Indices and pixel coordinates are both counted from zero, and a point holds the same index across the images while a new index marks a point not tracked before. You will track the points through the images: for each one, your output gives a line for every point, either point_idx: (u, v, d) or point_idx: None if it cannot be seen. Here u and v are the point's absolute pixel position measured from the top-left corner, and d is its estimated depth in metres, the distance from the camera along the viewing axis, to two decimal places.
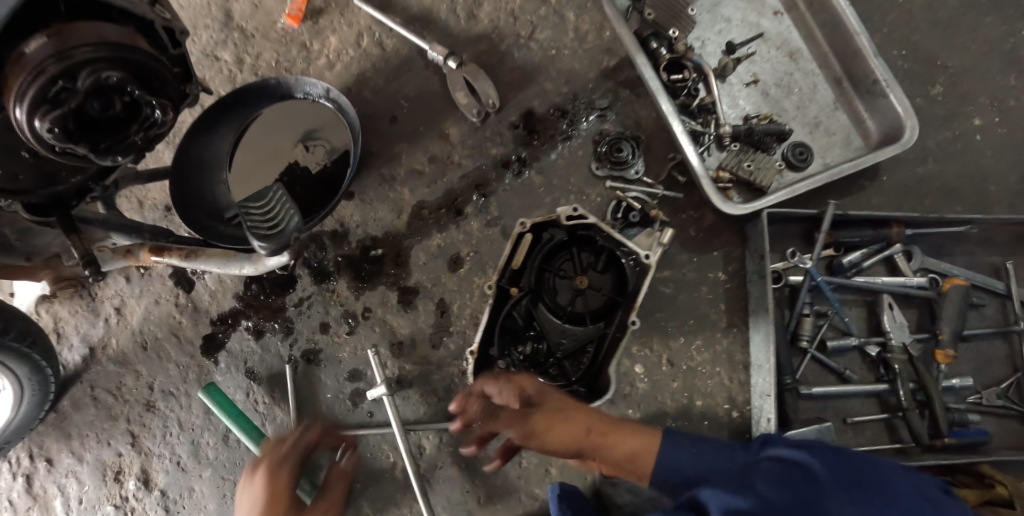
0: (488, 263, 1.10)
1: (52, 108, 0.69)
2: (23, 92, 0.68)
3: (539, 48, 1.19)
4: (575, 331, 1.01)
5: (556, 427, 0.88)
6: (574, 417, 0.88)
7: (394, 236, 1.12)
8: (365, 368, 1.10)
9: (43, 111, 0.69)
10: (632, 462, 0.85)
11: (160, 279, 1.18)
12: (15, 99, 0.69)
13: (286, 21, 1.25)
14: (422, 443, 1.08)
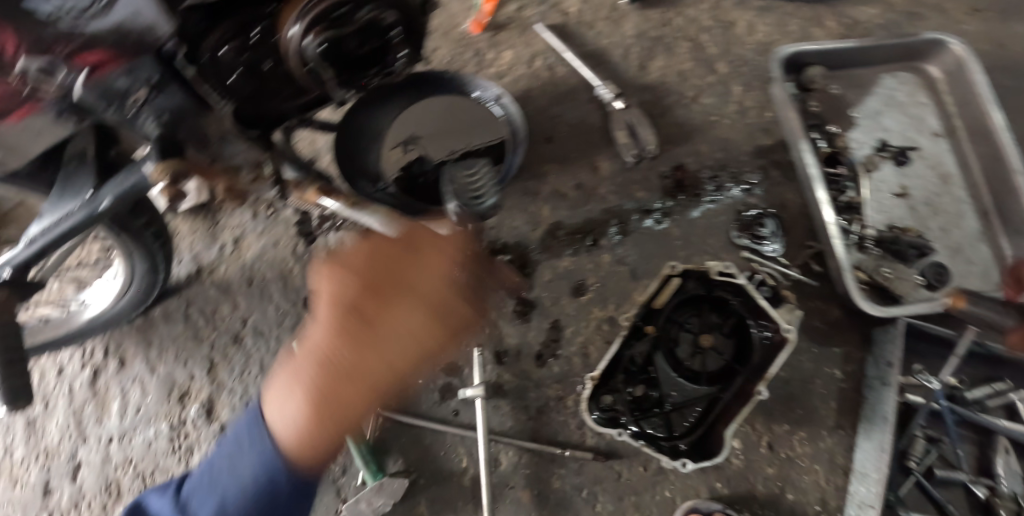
0: (610, 298, 1.09)
1: (330, 29, 0.62)
2: (312, 6, 0.62)
3: (701, 111, 1.21)
4: (687, 387, 0.99)
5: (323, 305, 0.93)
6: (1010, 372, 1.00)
7: (523, 246, 1.12)
8: (463, 366, 1.09)
9: (322, 28, 0.62)
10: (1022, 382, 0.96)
11: (285, 223, 1.22)
12: (296, 15, 0.62)
13: (469, 28, 1.30)
14: (499, 458, 1.05)
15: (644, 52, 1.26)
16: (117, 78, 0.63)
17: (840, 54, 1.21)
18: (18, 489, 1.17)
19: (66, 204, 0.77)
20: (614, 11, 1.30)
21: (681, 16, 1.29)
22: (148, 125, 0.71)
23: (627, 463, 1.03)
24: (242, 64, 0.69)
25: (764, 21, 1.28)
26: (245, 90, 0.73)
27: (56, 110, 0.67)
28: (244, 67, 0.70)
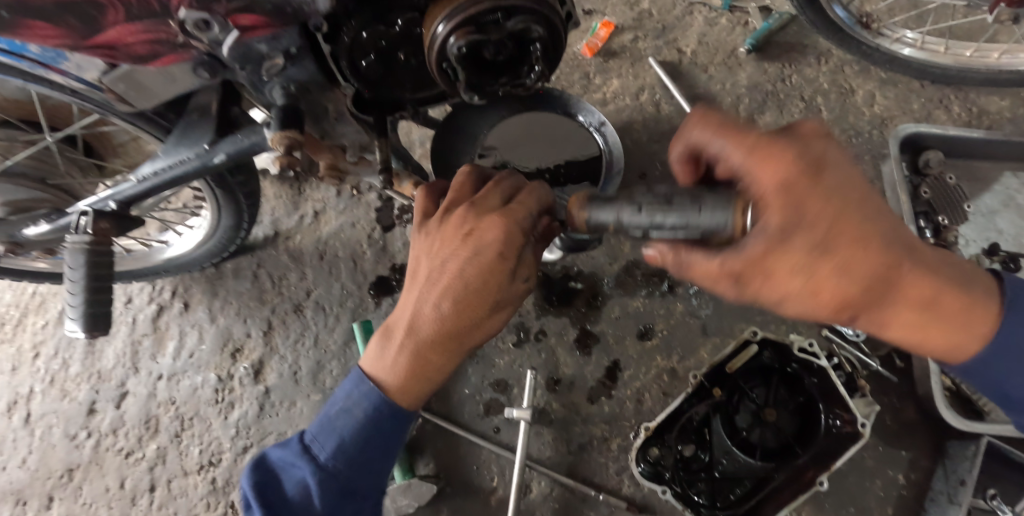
0: (676, 348, 1.06)
1: (476, 33, 0.62)
2: (462, 9, 0.61)
3: None
4: (739, 457, 0.95)
5: (456, 243, 0.65)
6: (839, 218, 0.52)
7: (596, 277, 1.10)
8: (513, 384, 1.07)
9: (467, 30, 0.62)
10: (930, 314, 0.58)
11: (366, 206, 1.23)
12: (444, 16, 0.62)
13: (580, 50, 1.27)
14: (530, 485, 1.02)
15: (755, 104, 1.21)
16: (259, 43, 0.64)
17: (964, 143, 1.13)
18: (66, 403, 1.20)
19: (180, 153, 0.80)
20: (731, 57, 1.24)
21: (801, 74, 1.23)
22: (274, 93, 0.73)
23: None
24: (376, 51, 0.69)
25: (887, 93, 1.22)
26: (372, 76, 0.73)
27: (193, 61, 0.68)
28: (377, 54, 0.70)
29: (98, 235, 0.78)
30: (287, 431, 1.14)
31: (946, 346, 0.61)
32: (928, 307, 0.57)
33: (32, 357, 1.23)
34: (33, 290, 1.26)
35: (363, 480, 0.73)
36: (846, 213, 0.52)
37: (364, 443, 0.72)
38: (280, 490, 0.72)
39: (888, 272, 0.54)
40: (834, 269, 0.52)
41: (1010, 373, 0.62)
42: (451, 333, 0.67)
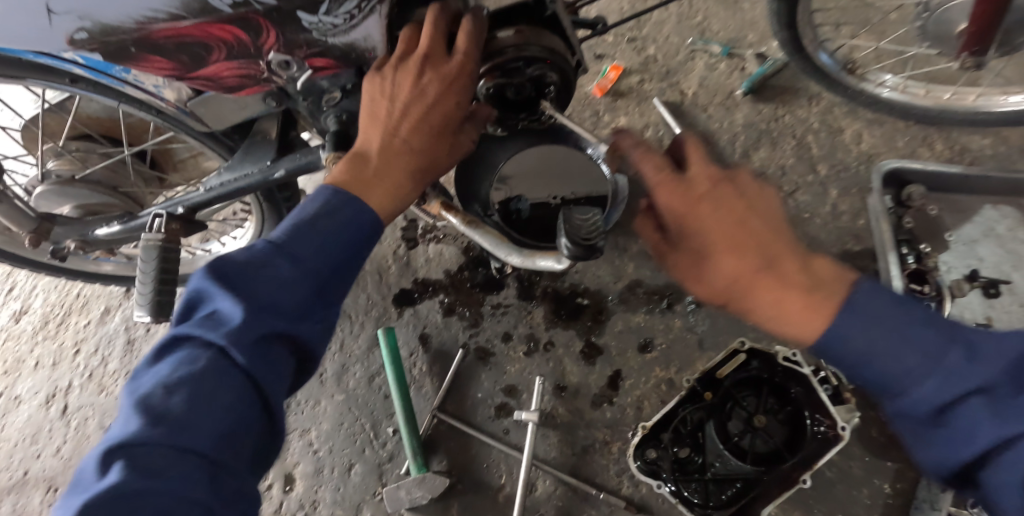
0: (673, 360, 1.14)
1: (500, 78, 0.76)
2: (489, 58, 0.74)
3: (794, 206, 1.27)
4: (731, 460, 1.02)
5: (435, 87, 0.73)
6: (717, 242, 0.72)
7: (601, 293, 1.20)
8: (522, 390, 1.16)
9: (493, 75, 0.76)
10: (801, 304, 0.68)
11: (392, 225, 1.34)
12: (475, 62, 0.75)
13: (591, 90, 1.40)
14: (536, 484, 1.10)
15: (750, 141, 1.32)
16: (323, 80, 0.78)
17: (944, 178, 1.22)
18: (103, 397, 1.33)
19: (244, 168, 0.93)
20: (729, 98, 1.36)
21: (792, 115, 1.34)
22: (329, 120, 0.86)
23: None
24: None
25: (874, 132, 1.32)
26: None
27: (264, 93, 0.83)
28: None
29: (169, 234, 0.91)
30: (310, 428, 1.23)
31: (799, 326, 0.68)
32: (810, 296, 0.67)
33: (73, 353, 1.38)
34: (77, 292, 1.43)
35: (328, 281, 0.72)
36: (755, 218, 0.72)
37: (338, 240, 0.72)
38: (231, 284, 0.66)
39: (773, 256, 0.70)
40: (731, 238, 0.71)
41: (892, 356, 0.63)
42: (422, 163, 0.77)
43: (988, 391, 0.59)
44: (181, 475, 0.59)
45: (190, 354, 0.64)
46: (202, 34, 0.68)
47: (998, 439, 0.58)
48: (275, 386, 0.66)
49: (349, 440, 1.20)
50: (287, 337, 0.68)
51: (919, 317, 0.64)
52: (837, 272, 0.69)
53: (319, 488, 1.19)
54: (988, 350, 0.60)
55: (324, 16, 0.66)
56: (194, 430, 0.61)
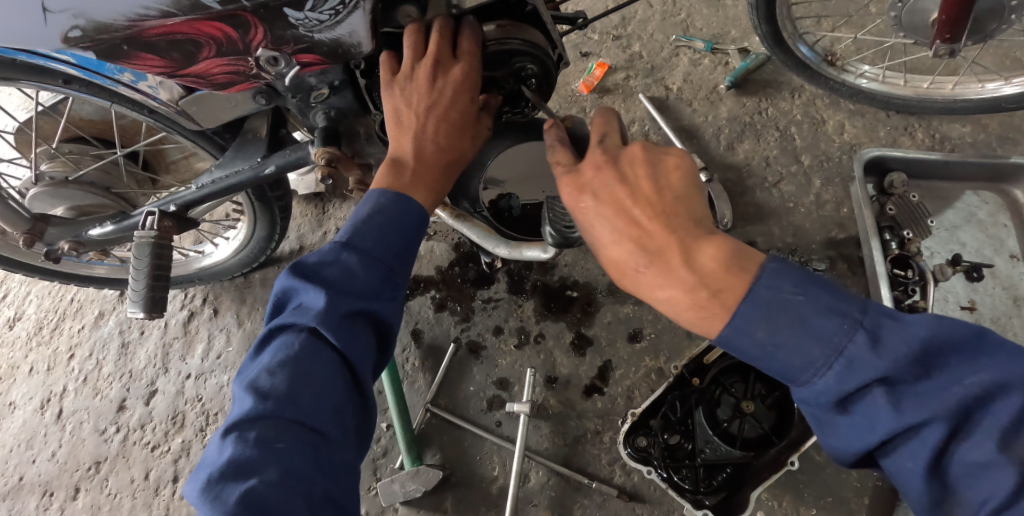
0: (662, 350, 1.16)
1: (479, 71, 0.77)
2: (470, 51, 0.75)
3: (779, 197, 1.29)
4: (721, 446, 1.03)
5: (451, 85, 0.73)
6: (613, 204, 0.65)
7: (590, 285, 1.21)
8: (513, 382, 1.17)
9: None
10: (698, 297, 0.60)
11: None
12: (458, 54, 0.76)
13: (577, 88, 1.42)
14: (529, 474, 1.11)
15: (734, 134, 1.34)
16: (310, 77, 0.80)
17: (925, 165, 1.24)
18: (97, 400, 1.34)
19: (235, 164, 0.94)
20: (713, 93, 1.39)
21: (774, 108, 1.36)
22: (317, 117, 0.87)
23: (650, 507, 1.07)
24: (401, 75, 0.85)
25: (856, 122, 1.34)
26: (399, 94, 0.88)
27: (255, 90, 0.83)
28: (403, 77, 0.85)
29: (161, 232, 0.93)
30: None
31: (702, 325, 0.60)
32: (704, 292, 0.59)
33: (68, 358, 1.38)
34: (72, 297, 1.43)
35: (403, 264, 0.72)
36: (651, 199, 0.64)
37: (404, 229, 0.72)
38: (313, 274, 0.68)
39: (670, 246, 0.61)
40: (627, 230, 0.63)
41: (793, 347, 0.57)
42: (452, 156, 0.77)
43: (891, 380, 0.54)
44: (289, 447, 0.61)
45: (284, 341, 0.66)
46: (192, 32, 0.69)
47: (901, 428, 0.54)
48: (366, 365, 0.68)
49: None
50: (372, 317, 0.69)
51: (821, 300, 0.57)
52: (736, 250, 0.60)
53: None
54: (889, 334, 0.55)
55: (310, 11, 0.67)
56: (297, 409, 0.63)
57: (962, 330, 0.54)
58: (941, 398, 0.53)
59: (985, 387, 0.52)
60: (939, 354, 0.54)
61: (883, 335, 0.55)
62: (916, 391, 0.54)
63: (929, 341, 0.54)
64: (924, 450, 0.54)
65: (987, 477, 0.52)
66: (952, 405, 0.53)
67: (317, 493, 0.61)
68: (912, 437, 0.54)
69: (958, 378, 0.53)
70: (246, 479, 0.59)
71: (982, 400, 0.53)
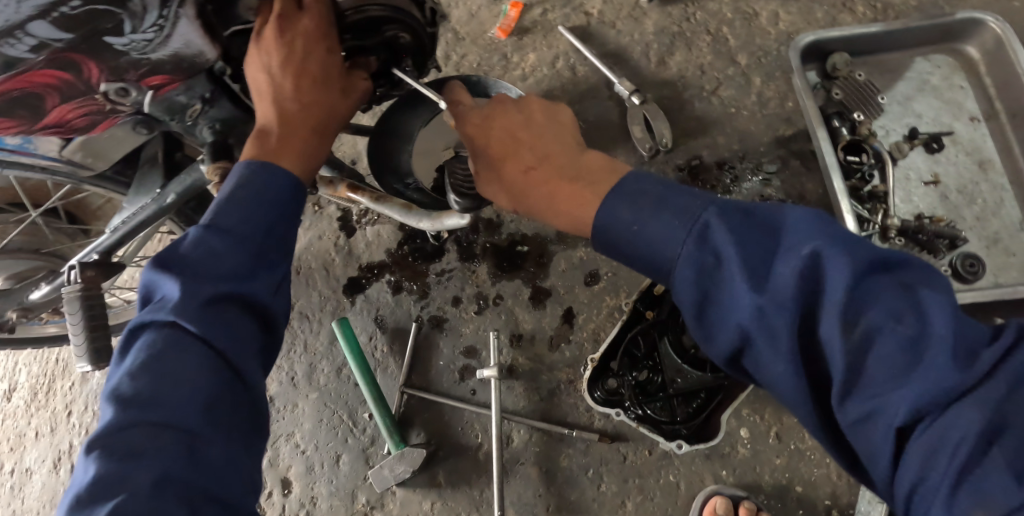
0: (623, 287, 1.14)
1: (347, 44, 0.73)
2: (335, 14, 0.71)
3: (719, 104, 1.22)
4: (691, 373, 0.99)
5: (300, 38, 0.69)
6: (525, 136, 0.72)
7: (540, 237, 1.18)
8: (481, 348, 1.16)
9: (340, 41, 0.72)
10: (583, 193, 0.66)
11: (328, 219, 1.29)
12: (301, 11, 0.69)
13: (494, 34, 1.34)
14: (512, 435, 1.11)
15: (664, 48, 1.27)
16: (177, 94, 0.75)
17: (866, 40, 1.17)
18: None
19: (141, 201, 0.92)
20: (635, 10, 1.31)
21: (702, 12, 1.28)
22: (203, 132, 0.84)
23: (634, 445, 1.07)
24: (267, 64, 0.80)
25: (789, 9, 1.26)
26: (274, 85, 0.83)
27: (131, 120, 0.80)
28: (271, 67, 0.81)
29: (87, 282, 0.92)
30: (294, 431, 1.21)
31: (574, 221, 0.66)
32: (581, 188, 0.67)
33: (67, 415, 1.41)
34: (57, 357, 1.44)
35: (273, 240, 0.68)
36: (531, 126, 0.72)
37: (270, 200, 0.68)
38: (173, 264, 0.62)
39: (550, 167, 0.69)
40: (509, 156, 0.71)
41: (654, 224, 0.60)
42: (320, 118, 0.72)
43: (740, 253, 0.55)
44: (156, 453, 0.55)
45: (147, 338, 0.61)
46: (26, 85, 0.67)
47: (752, 312, 0.54)
48: (239, 352, 0.62)
49: (330, 433, 1.20)
50: (241, 299, 0.64)
51: (677, 190, 0.62)
52: (611, 161, 0.69)
53: (315, 484, 1.18)
54: (720, 219, 0.57)
55: (132, 34, 0.64)
56: (163, 411, 0.57)
57: (783, 213, 0.56)
58: (778, 279, 0.53)
59: (812, 255, 0.52)
60: (773, 233, 0.55)
61: (730, 217, 0.57)
62: (755, 272, 0.54)
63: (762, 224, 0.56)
64: (779, 318, 0.53)
65: (848, 351, 0.51)
66: (795, 278, 0.53)
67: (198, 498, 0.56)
68: (761, 320, 0.54)
69: (788, 249, 0.54)
70: (112, 496, 0.54)
71: (816, 268, 0.52)
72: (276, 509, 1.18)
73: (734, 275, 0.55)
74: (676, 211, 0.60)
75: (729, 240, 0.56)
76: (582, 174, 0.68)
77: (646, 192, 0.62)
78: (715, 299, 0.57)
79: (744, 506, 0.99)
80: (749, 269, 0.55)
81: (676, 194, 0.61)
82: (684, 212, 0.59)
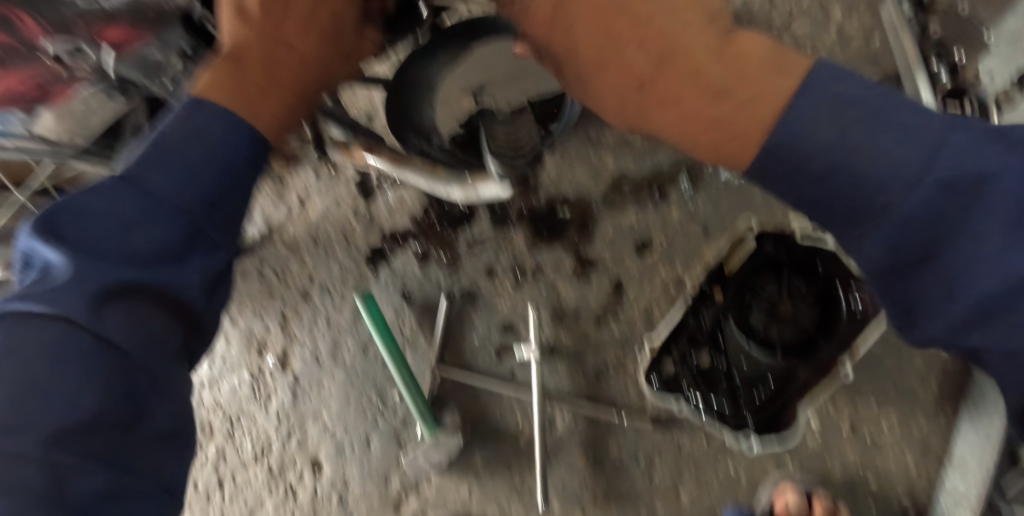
0: (678, 257, 1.01)
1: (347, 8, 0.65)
2: None
3: (793, 42, 1.05)
4: (759, 358, 0.89)
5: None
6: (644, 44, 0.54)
7: (584, 200, 1.05)
8: (519, 324, 1.06)
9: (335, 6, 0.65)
10: (717, 120, 0.52)
11: (345, 183, 1.16)
12: None
13: None
14: (554, 420, 1.02)
15: None
16: (151, 49, 0.65)
17: None
18: None
19: None
20: None
21: None
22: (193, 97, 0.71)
23: (690, 431, 0.97)
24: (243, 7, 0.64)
25: None
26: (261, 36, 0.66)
27: (105, 86, 0.68)
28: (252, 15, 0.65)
29: None
30: (322, 411, 1.14)
31: (742, 137, 0.51)
32: (720, 123, 0.52)
33: None
34: None
35: (202, 217, 0.58)
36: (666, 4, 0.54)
37: (197, 163, 0.58)
38: (69, 225, 0.54)
39: (678, 74, 0.53)
40: (619, 73, 0.56)
41: (873, 147, 0.47)
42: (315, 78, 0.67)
43: (989, 177, 0.45)
44: (9, 488, 0.48)
45: (6, 331, 0.52)
46: None
47: (999, 252, 0.45)
48: (143, 355, 0.55)
49: (360, 414, 1.12)
50: (156, 293, 0.56)
51: (902, 105, 0.49)
52: (773, 53, 0.52)
53: (346, 467, 1.12)
54: (908, 149, 0.47)
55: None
56: (17, 429, 0.50)
57: None
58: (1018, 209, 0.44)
59: None
60: (961, 165, 0.46)
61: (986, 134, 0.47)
62: (996, 201, 0.45)
63: (1022, 151, 0.46)
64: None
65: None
66: None
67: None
68: (985, 264, 0.45)
69: None
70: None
71: None
72: (309, 491, 1.13)
73: (976, 202, 0.46)
74: (915, 136, 0.47)
75: (982, 158, 0.46)
76: (727, 86, 0.51)
77: (859, 110, 0.48)
78: (934, 217, 0.46)
79: (819, 502, 0.90)
80: (994, 194, 0.45)
81: (901, 112, 0.48)
82: (924, 135, 0.47)
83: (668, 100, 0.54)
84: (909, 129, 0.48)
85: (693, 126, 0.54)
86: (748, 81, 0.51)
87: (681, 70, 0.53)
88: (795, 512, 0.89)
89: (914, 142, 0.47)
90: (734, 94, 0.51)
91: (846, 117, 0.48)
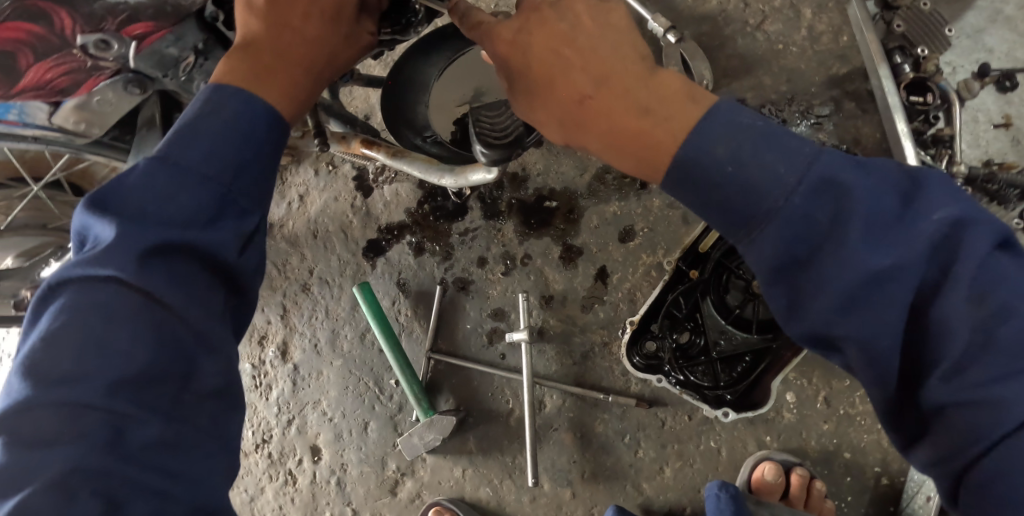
0: (660, 243, 1.06)
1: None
2: None
3: (765, 40, 1.12)
4: (736, 335, 0.94)
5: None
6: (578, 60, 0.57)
7: (570, 190, 1.10)
8: (509, 310, 1.11)
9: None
10: (639, 133, 0.56)
11: (343, 179, 1.22)
12: None
13: None
14: (544, 401, 1.07)
15: None
16: (167, 45, 0.70)
17: None
18: None
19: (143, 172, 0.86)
20: None
21: None
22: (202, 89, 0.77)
23: (673, 409, 1.02)
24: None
25: None
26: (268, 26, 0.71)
27: (122, 78, 0.73)
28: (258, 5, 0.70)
29: None
30: (321, 399, 1.18)
31: (655, 151, 0.55)
32: (637, 135, 0.56)
33: None
34: None
35: (239, 180, 0.59)
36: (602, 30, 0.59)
37: (223, 135, 0.59)
38: (116, 201, 0.56)
39: (614, 94, 0.57)
40: (558, 92, 0.58)
41: (757, 164, 0.52)
42: (324, 56, 0.65)
43: (858, 199, 0.50)
44: (76, 438, 0.52)
45: (64, 304, 0.55)
46: None
47: (865, 269, 0.49)
48: (188, 311, 0.57)
49: (358, 400, 1.16)
50: (196, 253, 0.57)
51: (788, 135, 0.54)
52: (688, 86, 0.57)
53: (344, 451, 1.15)
54: (787, 162, 0.52)
55: None
56: (78, 382, 0.52)
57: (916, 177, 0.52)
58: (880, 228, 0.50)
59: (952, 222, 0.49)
60: (832, 175, 0.51)
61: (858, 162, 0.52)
62: (869, 220, 0.50)
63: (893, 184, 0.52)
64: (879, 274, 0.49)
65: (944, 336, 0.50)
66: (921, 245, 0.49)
67: (119, 493, 0.52)
68: (850, 267, 0.50)
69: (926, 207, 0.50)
70: (22, 487, 0.51)
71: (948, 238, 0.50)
72: (308, 476, 1.17)
73: (844, 217, 0.50)
74: (796, 158, 0.52)
75: (856, 180, 0.51)
76: (645, 105, 0.56)
77: (747, 135, 0.53)
78: (801, 227, 0.51)
79: (796, 473, 0.95)
80: (858, 208, 0.50)
81: (782, 136, 0.53)
82: (805, 155, 0.52)
83: (601, 111, 0.57)
84: (788, 148, 0.52)
85: (616, 136, 0.57)
86: (666, 102, 0.55)
87: (609, 89, 0.57)
88: (772, 481, 0.93)
89: (792, 161, 0.52)
90: (651, 113, 0.56)
91: (734, 135, 0.53)
